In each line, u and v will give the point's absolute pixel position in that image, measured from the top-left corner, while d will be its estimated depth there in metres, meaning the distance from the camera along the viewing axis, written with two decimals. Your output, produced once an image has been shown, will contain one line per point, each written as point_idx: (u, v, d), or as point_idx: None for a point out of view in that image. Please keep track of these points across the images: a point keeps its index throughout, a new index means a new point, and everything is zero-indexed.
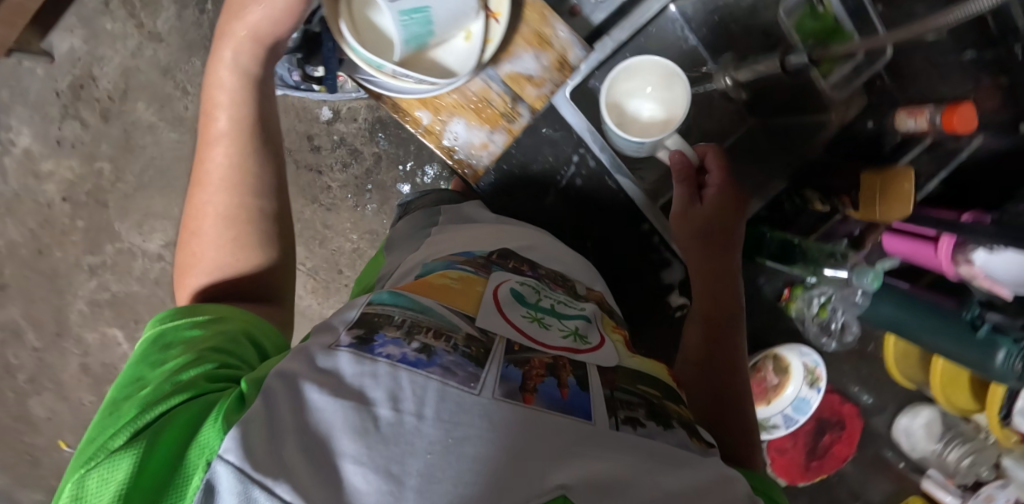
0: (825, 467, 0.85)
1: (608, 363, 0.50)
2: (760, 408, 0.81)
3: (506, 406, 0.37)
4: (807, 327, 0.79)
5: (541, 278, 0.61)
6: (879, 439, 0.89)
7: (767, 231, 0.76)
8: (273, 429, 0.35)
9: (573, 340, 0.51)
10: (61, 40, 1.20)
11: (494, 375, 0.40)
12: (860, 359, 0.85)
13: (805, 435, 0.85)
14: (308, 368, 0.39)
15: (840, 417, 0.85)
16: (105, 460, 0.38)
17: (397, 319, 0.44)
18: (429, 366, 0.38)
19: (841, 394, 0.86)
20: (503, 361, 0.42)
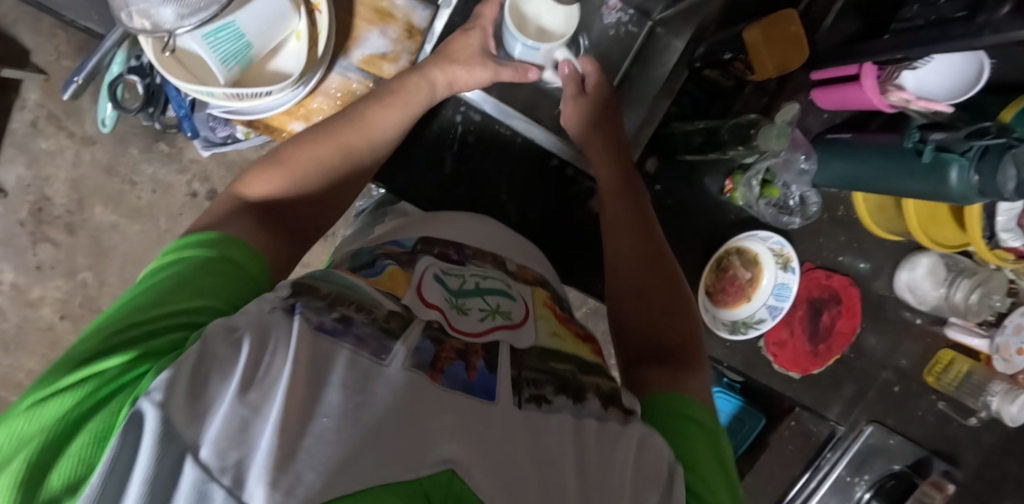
0: (834, 347, 0.82)
1: (526, 345, 0.40)
2: (743, 307, 0.76)
3: (417, 377, 0.31)
4: (760, 212, 0.74)
5: (471, 264, 0.51)
6: (885, 300, 0.86)
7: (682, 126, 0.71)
8: (207, 374, 0.28)
9: (486, 317, 0.42)
10: (7, 173, 1.16)
11: (406, 346, 0.33)
12: (837, 227, 0.80)
13: (803, 323, 0.81)
14: (252, 311, 0.32)
15: (832, 291, 0.81)
16: (47, 399, 0.30)
17: (322, 291, 0.37)
18: (344, 334, 0.32)
19: (827, 268, 0.81)
20: (421, 334, 0.35)
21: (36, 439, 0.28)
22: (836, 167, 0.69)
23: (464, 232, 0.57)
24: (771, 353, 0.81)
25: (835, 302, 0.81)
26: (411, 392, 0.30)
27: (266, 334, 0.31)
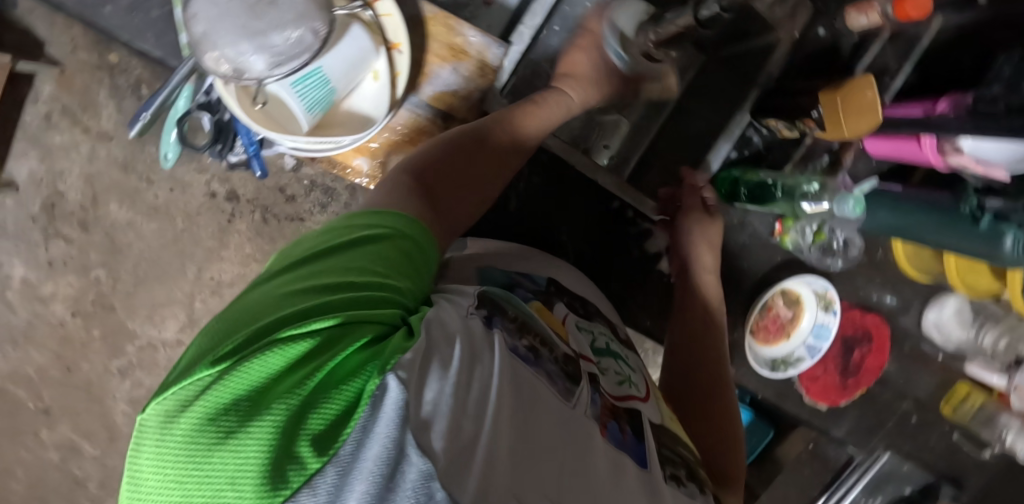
0: (863, 382, 0.85)
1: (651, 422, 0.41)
2: (782, 345, 0.79)
3: (589, 425, 0.33)
4: (808, 255, 0.76)
5: (597, 322, 0.51)
6: (912, 336, 0.90)
7: (738, 173, 0.72)
8: (442, 365, 0.28)
9: (618, 384, 0.42)
10: (17, 165, 1.02)
11: (585, 393, 0.36)
12: (873, 268, 0.83)
13: (834, 359, 0.84)
14: (459, 317, 0.33)
15: (864, 329, 0.84)
16: (263, 347, 0.25)
17: (509, 313, 0.38)
18: (538, 367, 0.34)
19: (861, 307, 0.84)
20: (590, 386, 0.37)
21: (256, 396, 0.23)
22: (882, 222, 0.72)
23: (574, 280, 0.58)
24: (802, 386, 0.85)
25: (866, 341, 0.84)
26: (585, 445, 0.31)
27: (479, 347, 0.31)
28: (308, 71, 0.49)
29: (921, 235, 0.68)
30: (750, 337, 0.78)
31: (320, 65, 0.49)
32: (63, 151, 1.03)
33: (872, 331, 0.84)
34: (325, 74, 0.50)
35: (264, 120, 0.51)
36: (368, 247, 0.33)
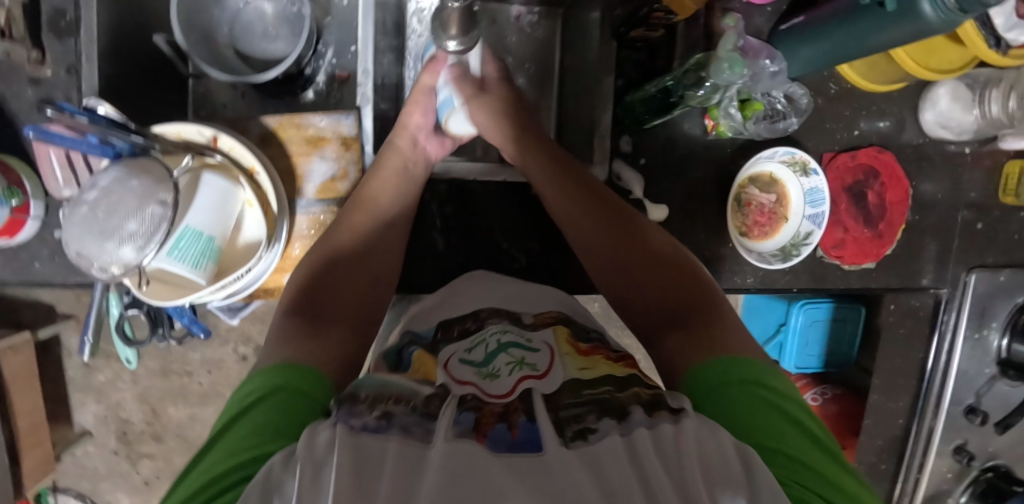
0: (895, 219, 0.78)
1: (559, 383, 0.36)
2: (785, 228, 0.73)
3: (462, 446, 0.28)
4: (753, 135, 0.70)
5: (491, 324, 0.47)
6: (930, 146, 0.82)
7: (628, 97, 0.67)
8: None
9: (511, 372, 0.38)
10: (82, 414, 1.02)
11: (447, 419, 0.31)
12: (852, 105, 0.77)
13: (852, 213, 0.77)
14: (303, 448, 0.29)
15: (865, 168, 0.77)
16: None
17: (361, 396, 0.34)
18: (389, 430, 0.30)
19: (847, 150, 0.77)
20: (457, 409, 0.33)
21: None
22: (817, 60, 0.65)
23: (493, 293, 0.54)
24: (835, 259, 0.77)
25: (873, 178, 0.78)
26: (461, 458, 0.27)
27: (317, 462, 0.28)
28: (178, 234, 0.52)
29: (862, 47, 0.59)
30: (747, 240, 0.71)
31: (188, 224, 0.52)
32: (84, 391, 1.01)
33: (873, 165, 0.78)
34: (196, 228, 0.53)
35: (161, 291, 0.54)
36: (251, 415, 0.35)
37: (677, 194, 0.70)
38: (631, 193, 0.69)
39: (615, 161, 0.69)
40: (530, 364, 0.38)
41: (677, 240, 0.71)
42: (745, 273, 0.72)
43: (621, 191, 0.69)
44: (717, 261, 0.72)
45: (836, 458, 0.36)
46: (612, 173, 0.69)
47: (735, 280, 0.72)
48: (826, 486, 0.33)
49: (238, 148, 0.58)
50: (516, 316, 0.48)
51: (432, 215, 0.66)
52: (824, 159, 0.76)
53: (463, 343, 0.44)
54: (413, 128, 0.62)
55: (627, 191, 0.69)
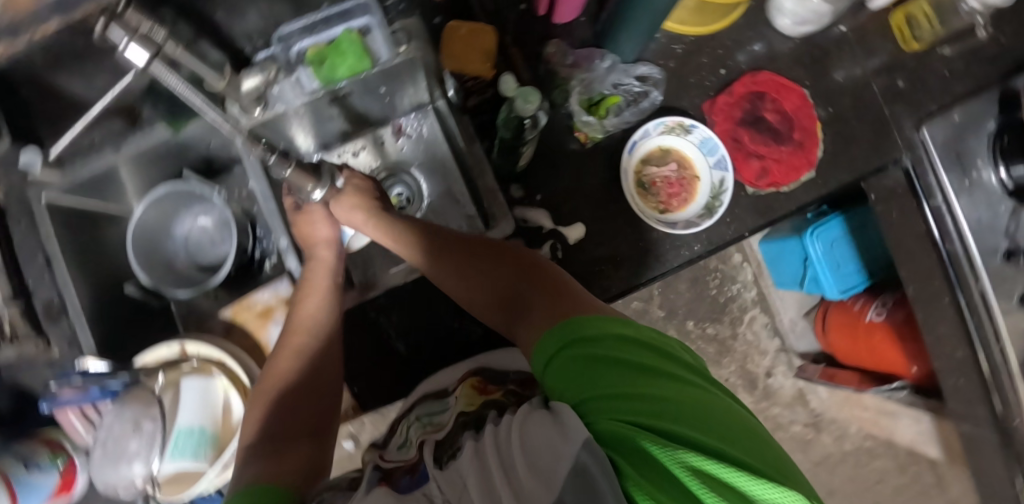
0: (805, 124, 0.79)
1: (450, 427, 0.50)
2: (702, 185, 0.76)
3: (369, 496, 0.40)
4: (621, 127, 0.76)
5: (418, 405, 0.62)
6: (815, 40, 0.83)
7: (494, 157, 0.73)
8: None
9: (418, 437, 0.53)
10: None
11: (367, 485, 0.44)
12: (714, 49, 0.80)
13: (759, 141, 0.79)
14: None
15: (747, 96, 0.80)
16: None
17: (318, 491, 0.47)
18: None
19: (723, 89, 0.80)
20: (376, 476, 0.46)
21: None
22: (633, 42, 0.71)
23: (428, 382, 0.65)
24: (768, 187, 0.77)
25: (760, 101, 0.80)
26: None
27: None
28: (178, 433, 0.64)
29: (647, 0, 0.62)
30: (669, 214, 0.75)
31: (181, 423, 0.65)
32: None
33: (755, 89, 0.80)
34: (188, 424, 0.65)
35: (178, 486, 0.65)
36: None
37: (587, 204, 0.74)
38: (543, 227, 0.73)
39: (516, 209, 0.74)
40: (435, 425, 0.53)
41: (609, 243, 0.74)
42: (690, 242, 0.74)
43: (533, 230, 0.74)
44: (656, 244, 0.74)
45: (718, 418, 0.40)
46: (518, 219, 0.74)
47: (684, 253, 0.74)
48: (640, 408, 0.40)
49: (203, 348, 0.67)
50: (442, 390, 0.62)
51: (382, 325, 0.72)
52: (706, 109, 0.79)
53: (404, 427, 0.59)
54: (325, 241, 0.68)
55: (539, 228, 0.74)
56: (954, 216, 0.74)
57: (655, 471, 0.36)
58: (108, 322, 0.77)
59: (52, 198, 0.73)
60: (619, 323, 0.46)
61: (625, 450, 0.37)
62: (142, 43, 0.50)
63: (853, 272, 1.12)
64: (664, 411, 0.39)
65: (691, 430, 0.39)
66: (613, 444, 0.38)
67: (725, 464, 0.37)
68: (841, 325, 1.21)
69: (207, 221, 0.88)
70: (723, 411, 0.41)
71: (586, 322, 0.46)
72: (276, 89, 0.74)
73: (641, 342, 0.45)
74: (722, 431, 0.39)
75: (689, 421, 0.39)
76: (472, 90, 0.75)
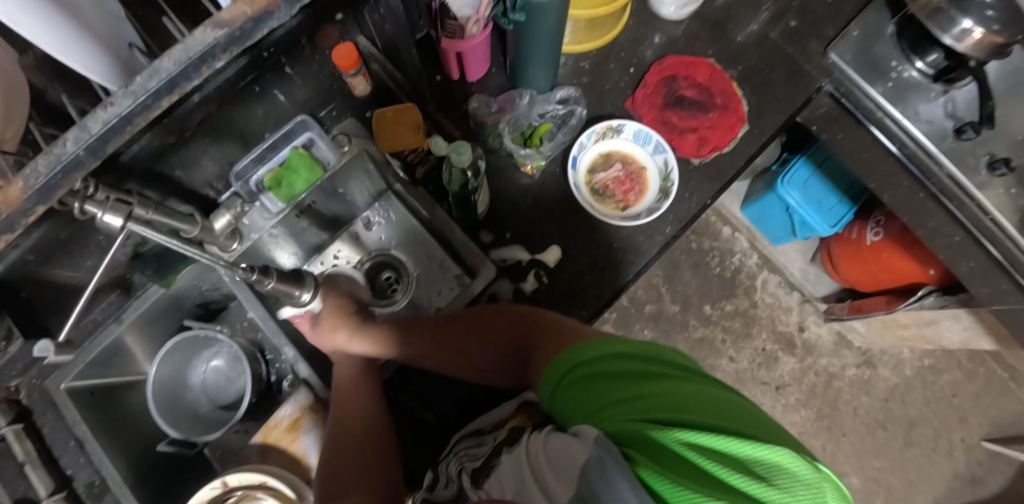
0: (723, 87, 0.85)
1: (486, 453, 0.53)
2: (651, 171, 0.82)
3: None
4: (559, 148, 0.81)
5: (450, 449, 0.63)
6: (704, 17, 0.89)
7: (455, 212, 0.77)
8: None
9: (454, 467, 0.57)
10: None
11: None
12: (619, 55, 0.87)
13: (686, 117, 0.84)
14: None
15: (662, 83, 0.86)
16: None
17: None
18: None
19: (636, 83, 0.86)
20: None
21: None
22: (545, 72, 0.77)
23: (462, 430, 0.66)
24: (711, 152, 0.81)
25: (674, 83, 0.86)
26: None
27: None
28: None
29: (542, 32, 0.68)
30: (630, 209, 0.80)
31: None
32: None
33: (666, 74, 0.86)
34: None
35: None
36: None
37: (554, 225, 0.78)
38: (521, 260, 0.77)
39: (491, 252, 0.78)
40: (469, 454, 0.56)
41: (587, 253, 0.77)
42: (660, 227, 0.78)
43: (514, 266, 0.77)
44: (630, 239, 0.77)
45: (710, 401, 0.41)
46: (496, 261, 0.78)
47: (658, 238, 0.78)
48: (640, 405, 0.41)
49: (243, 476, 0.69)
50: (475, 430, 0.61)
51: (405, 401, 0.74)
52: (629, 106, 0.85)
53: (447, 460, 0.61)
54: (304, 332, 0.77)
55: (518, 262, 0.77)
56: (893, 118, 0.76)
57: (666, 454, 0.37)
58: (150, 485, 0.78)
59: (71, 384, 0.77)
60: (618, 344, 0.48)
61: (634, 443, 0.38)
62: (116, 212, 0.49)
63: (836, 204, 1.14)
64: (664, 403, 0.41)
65: (688, 415, 0.40)
66: (622, 440, 0.39)
67: (729, 441, 0.37)
68: (847, 254, 1.22)
69: (219, 362, 0.91)
70: (726, 404, 0.41)
71: (583, 349, 0.49)
72: (246, 219, 0.78)
73: (643, 356, 0.46)
74: (725, 416, 0.40)
75: (685, 407, 0.40)
76: (414, 162, 0.80)
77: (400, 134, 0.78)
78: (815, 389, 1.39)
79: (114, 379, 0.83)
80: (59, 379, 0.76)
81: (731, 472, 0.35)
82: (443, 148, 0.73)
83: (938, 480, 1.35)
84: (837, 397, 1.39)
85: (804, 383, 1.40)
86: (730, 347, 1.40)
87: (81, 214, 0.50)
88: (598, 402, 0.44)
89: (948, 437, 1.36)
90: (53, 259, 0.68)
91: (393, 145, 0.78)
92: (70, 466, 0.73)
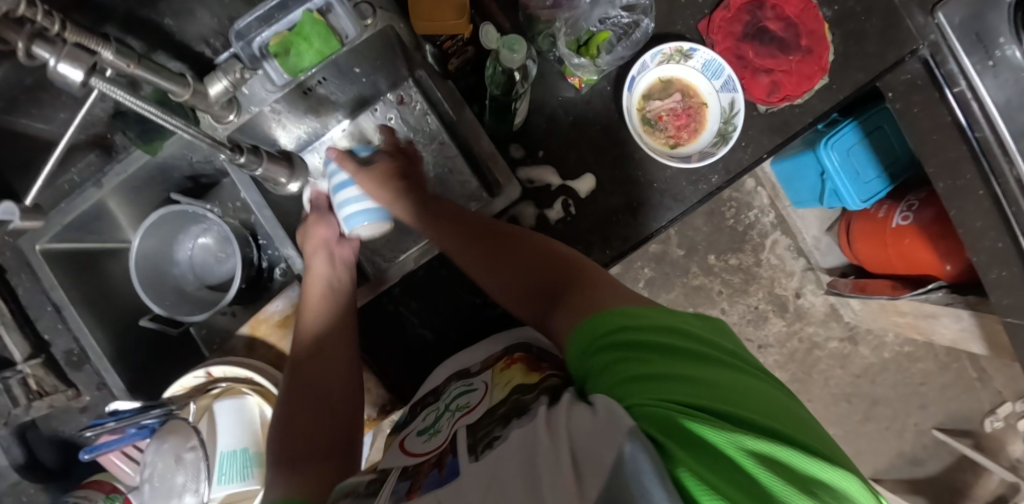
0: (812, 26, 0.73)
1: (486, 408, 0.44)
2: (711, 111, 0.72)
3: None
4: (614, 64, 0.70)
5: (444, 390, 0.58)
6: None
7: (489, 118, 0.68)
8: None
9: (448, 420, 0.47)
10: None
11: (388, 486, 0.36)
12: None
13: (763, 55, 0.74)
14: None
15: (750, 6, 0.74)
16: None
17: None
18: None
19: (719, 3, 0.73)
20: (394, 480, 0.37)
21: None
22: None
23: (458, 363, 0.62)
24: (781, 101, 0.72)
25: (759, 11, 0.74)
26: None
27: None
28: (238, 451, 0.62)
29: None
30: (681, 148, 0.72)
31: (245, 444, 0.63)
32: None
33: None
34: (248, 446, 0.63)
35: None
36: None
37: (592, 151, 0.71)
38: (550, 184, 0.70)
39: (518, 170, 0.71)
40: (464, 406, 0.49)
41: (622, 189, 0.70)
42: (706, 176, 0.71)
43: (541, 189, 0.70)
44: (672, 182, 0.70)
45: (763, 405, 0.35)
46: (522, 180, 0.71)
47: (702, 187, 0.71)
48: (686, 390, 0.34)
49: (228, 369, 0.66)
50: (462, 371, 0.59)
51: (404, 315, 0.70)
52: (703, 29, 0.74)
53: (433, 412, 0.54)
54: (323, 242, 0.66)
55: (547, 186, 0.70)
56: (981, 101, 0.66)
57: (720, 457, 0.30)
58: (131, 361, 0.76)
59: (47, 246, 0.71)
60: (656, 312, 0.41)
61: (675, 432, 0.31)
62: (73, 62, 0.42)
63: (874, 179, 1.07)
64: (716, 394, 0.34)
65: (744, 413, 0.34)
66: (663, 426, 0.31)
67: (788, 449, 0.32)
68: (866, 233, 1.18)
69: (208, 240, 0.85)
70: (773, 402, 0.36)
71: (627, 310, 0.41)
72: (245, 88, 0.68)
73: (678, 328, 0.39)
74: (782, 417, 0.35)
75: (738, 402, 0.34)
76: (449, 52, 0.70)
77: (437, 15, 0.65)
78: (794, 354, 1.41)
79: (98, 245, 0.77)
80: (33, 239, 0.70)
81: (785, 484, 0.30)
82: (492, 40, 0.63)
83: (882, 454, 1.43)
84: (813, 364, 1.42)
85: (786, 347, 1.41)
86: (724, 299, 1.39)
87: (27, 58, 0.42)
88: (640, 372, 0.36)
89: (904, 419, 1.42)
90: (17, 108, 0.60)
91: (427, 30, 0.66)
92: (47, 331, 0.72)
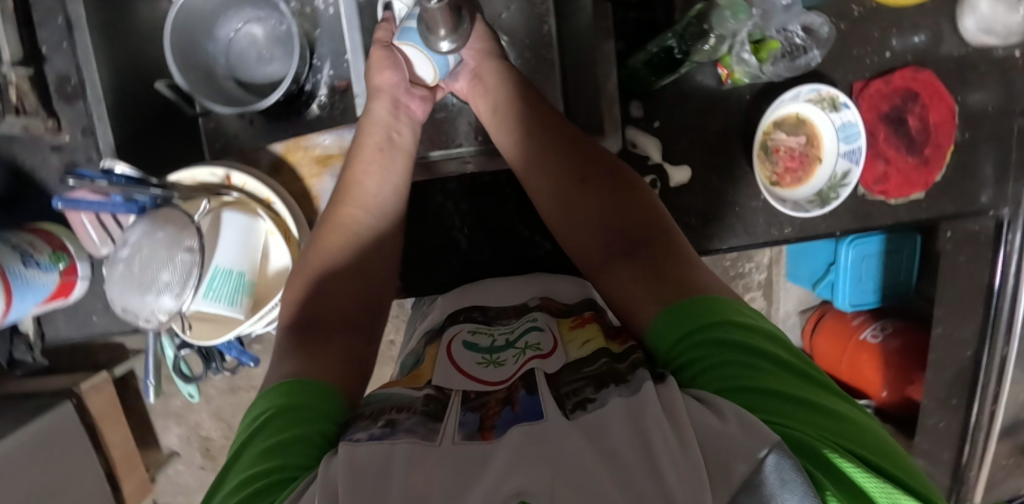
0: (943, 142, 0.72)
1: (562, 363, 0.43)
2: (821, 169, 0.70)
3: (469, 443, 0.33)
4: (772, 78, 0.67)
5: (498, 321, 0.54)
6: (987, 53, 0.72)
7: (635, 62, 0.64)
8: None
9: (516, 358, 0.45)
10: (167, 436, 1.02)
11: (452, 421, 0.35)
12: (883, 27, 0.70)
13: (891, 142, 0.72)
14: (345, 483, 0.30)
15: (905, 91, 0.71)
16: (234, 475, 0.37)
17: (368, 412, 0.39)
18: (394, 433, 0.34)
19: (881, 74, 0.71)
20: (459, 410, 0.37)
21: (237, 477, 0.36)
22: None
23: (510, 295, 0.60)
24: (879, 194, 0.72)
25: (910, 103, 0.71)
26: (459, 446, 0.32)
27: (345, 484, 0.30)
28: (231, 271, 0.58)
29: None
30: (778, 189, 0.70)
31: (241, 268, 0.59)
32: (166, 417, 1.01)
33: (912, 87, 0.71)
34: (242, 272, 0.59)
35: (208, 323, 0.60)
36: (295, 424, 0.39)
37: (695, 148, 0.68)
38: (649, 158, 0.68)
39: (628, 128, 0.68)
40: (533, 345, 0.46)
41: (704, 197, 0.69)
42: (782, 224, 0.70)
43: (638, 158, 0.68)
44: (750, 214, 0.69)
45: (892, 452, 0.34)
46: (626, 142, 0.68)
47: (773, 232, 0.70)
48: (814, 419, 0.34)
49: (248, 181, 0.63)
50: (520, 304, 0.56)
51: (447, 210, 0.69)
52: (856, 89, 0.71)
53: (482, 332, 0.52)
54: (390, 90, 0.60)
55: (645, 158, 0.69)
56: None
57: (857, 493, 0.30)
58: (130, 120, 0.66)
59: None
60: (769, 333, 0.41)
61: (814, 458, 0.31)
62: None
63: (869, 291, 1.09)
64: (846, 432, 0.33)
65: (874, 454, 0.33)
66: (801, 450, 0.31)
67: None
68: (831, 333, 1.22)
69: (259, 31, 0.75)
70: (899, 452, 0.35)
71: (740, 320, 0.41)
72: None
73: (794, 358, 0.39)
74: (913, 470, 0.33)
75: (869, 443, 0.33)
76: None
77: None
78: None
79: None
80: None
81: None
82: None
83: None
84: None
85: None
86: None
87: None
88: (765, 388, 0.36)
89: None
90: None
91: None
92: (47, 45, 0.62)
